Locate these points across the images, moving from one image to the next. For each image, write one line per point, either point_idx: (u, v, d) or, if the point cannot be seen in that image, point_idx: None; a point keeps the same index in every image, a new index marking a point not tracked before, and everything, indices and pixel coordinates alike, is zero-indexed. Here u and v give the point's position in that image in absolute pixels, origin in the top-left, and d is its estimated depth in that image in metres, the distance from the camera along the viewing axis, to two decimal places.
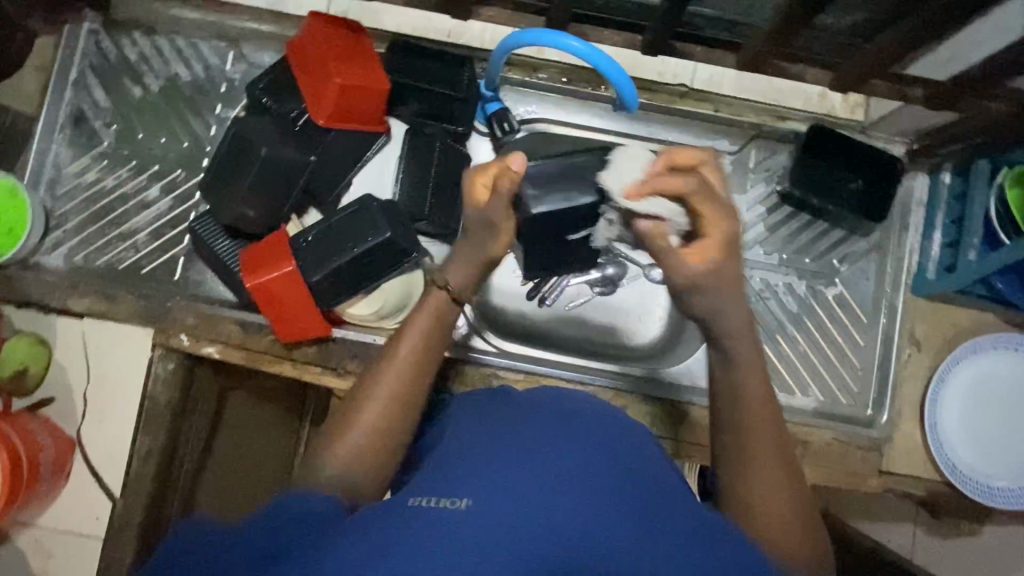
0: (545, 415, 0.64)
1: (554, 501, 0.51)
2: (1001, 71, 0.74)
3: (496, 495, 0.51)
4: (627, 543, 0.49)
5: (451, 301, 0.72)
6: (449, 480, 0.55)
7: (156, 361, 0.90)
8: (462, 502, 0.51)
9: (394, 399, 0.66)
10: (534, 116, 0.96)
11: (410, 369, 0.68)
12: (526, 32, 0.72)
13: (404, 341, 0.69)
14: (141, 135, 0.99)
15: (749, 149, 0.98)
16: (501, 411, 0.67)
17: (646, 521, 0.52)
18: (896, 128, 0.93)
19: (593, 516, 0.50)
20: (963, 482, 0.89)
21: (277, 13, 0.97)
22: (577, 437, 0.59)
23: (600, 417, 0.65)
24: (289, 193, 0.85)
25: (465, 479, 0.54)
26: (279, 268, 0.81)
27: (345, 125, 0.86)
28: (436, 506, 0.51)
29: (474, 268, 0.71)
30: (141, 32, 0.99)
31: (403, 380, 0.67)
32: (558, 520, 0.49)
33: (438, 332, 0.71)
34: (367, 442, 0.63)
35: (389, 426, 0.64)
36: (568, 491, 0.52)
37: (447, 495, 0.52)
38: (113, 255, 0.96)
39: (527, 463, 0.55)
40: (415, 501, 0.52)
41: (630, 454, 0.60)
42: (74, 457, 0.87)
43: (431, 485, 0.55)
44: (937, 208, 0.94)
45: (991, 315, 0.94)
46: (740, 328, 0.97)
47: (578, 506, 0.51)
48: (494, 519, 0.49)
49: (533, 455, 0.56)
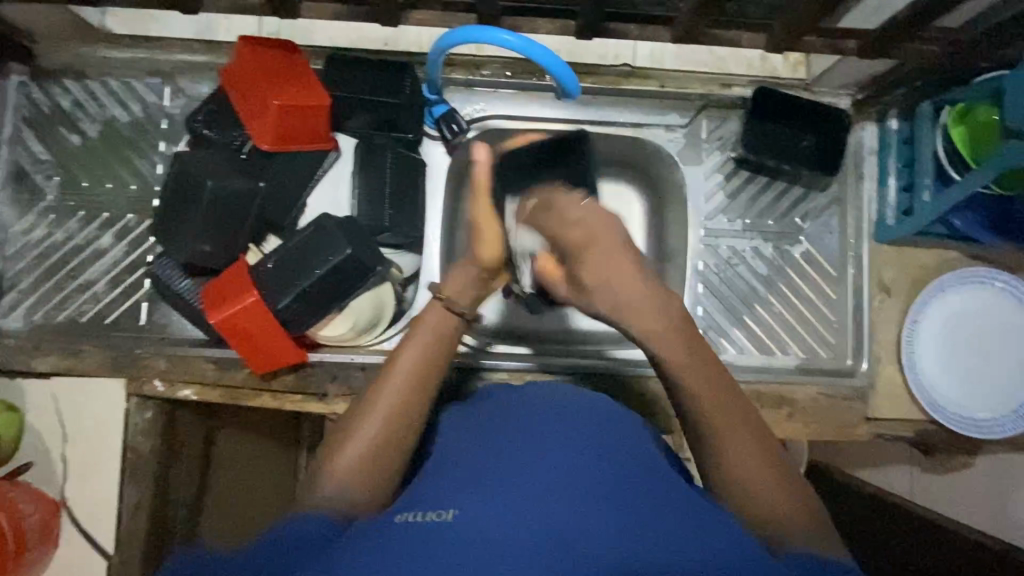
0: (533, 419, 0.62)
1: (542, 500, 0.50)
2: (928, 15, 0.74)
3: (480, 504, 0.50)
4: (617, 534, 0.47)
5: (452, 313, 0.72)
6: (435, 494, 0.53)
7: (133, 411, 0.88)
8: (449, 513, 0.50)
9: (395, 415, 0.64)
10: (483, 113, 0.96)
11: (417, 385, 0.66)
12: (457, 31, 0.72)
13: (405, 356, 0.68)
14: (86, 184, 0.96)
15: (700, 120, 0.98)
16: (493, 418, 0.66)
17: (636, 515, 0.49)
18: (839, 81, 0.95)
19: (581, 511, 0.49)
20: (946, 418, 0.91)
21: (209, 42, 0.95)
22: (565, 435, 0.58)
23: (592, 414, 0.63)
24: (241, 223, 0.82)
25: (449, 492, 0.53)
26: (239, 301, 0.78)
27: (293, 147, 0.84)
28: (421, 521, 0.49)
29: (471, 276, 0.74)
30: (72, 78, 0.96)
31: (403, 394, 0.66)
32: (543, 515, 0.49)
33: (442, 347, 0.70)
34: (364, 457, 0.61)
35: (386, 442, 0.63)
36: (547, 488, 0.51)
37: (433, 508, 0.51)
38: (73, 309, 0.93)
39: (511, 473, 0.54)
40: (401, 516, 0.51)
41: (622, 450, 0.58)
42: (61, 521, 0.84)
43: (418, 501, 0.53)
44: (888, 154, 0.95)
45: (953, 252, 0.96)
46: (713, 298, 0.98)
47: (563, 503, 0.50)
48: (474, 528, 0.48)
49: (515, 462, 0.55)
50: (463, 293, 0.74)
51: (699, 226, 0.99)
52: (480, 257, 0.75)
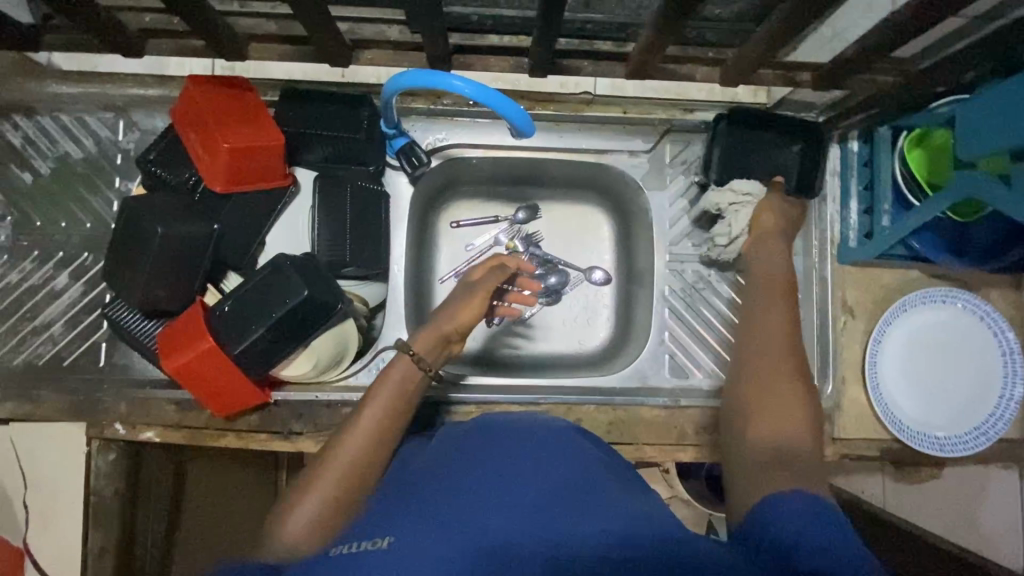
0: (483, 440, 0.62)
1: (479, 517, 0.50)
2: (877, 52, 0.73)
3: (418, 528, 0.50)
4: (549, 549, 0.48)
5: (420, 367, 0.75)
6: (374, 519, 0.54)
7: (95, 454, 0.87)
8: (385, 541, 0.50)
9: (355, 465, 0.65)
10: (445, 142, 0.96)
11: (378, 434, 0.68)
12: (407, 75, 0.71)
13: (372, 406, 0.70)
14: (40, 223, 0.94)
15: (663, 144, 0.98)
16: (445, 439, 0.66)
17: (571, 526, 0.50)
18: (800, 105, 0.95)
19: (519, 530, 0.49)
20: (910, 437, 0.92)
21: (162, 76, 0.93)
22: (507, 453, 0.58)
23: (548, 437, 0.62)
24: (199, 265, 0.81)
25: (389, 516, 0.53)
26: (195, 346, 0.77)
27: (248, 187, 0.83)
28: (357, 551, 0.50)
29: (440, 337, 0.77)
30: (22, 114, 0.94)
31: (367, 443, 0.67)
32: (478, 535, 0.49)
33: (406, 395, 0.73)
34: (321, 512, 0.61)
35: (344, 493, 0.63)
36: (487, 506, 0.51)
37: (368, 536, 0.51)
38: (30, 352, 0.92)
39: (453, 492, 0.54)
40: (339, 548, 0.51)
41: (574, 471, 0.57)
42: (23, 569, 0.84)
43: (359, 529, 0.53)
44: (849, 177, 0.95)
45: (915, 272, 0.97)
46: (680, 322, 0.98)
47: (500, 519, 0.50)
48: (410, 554, 0.48)
49: (459, 480, 0.55)
50: (432, 353, 0.77)
51: (664, 250, 0.99)
52: (457, 320, 0.79)
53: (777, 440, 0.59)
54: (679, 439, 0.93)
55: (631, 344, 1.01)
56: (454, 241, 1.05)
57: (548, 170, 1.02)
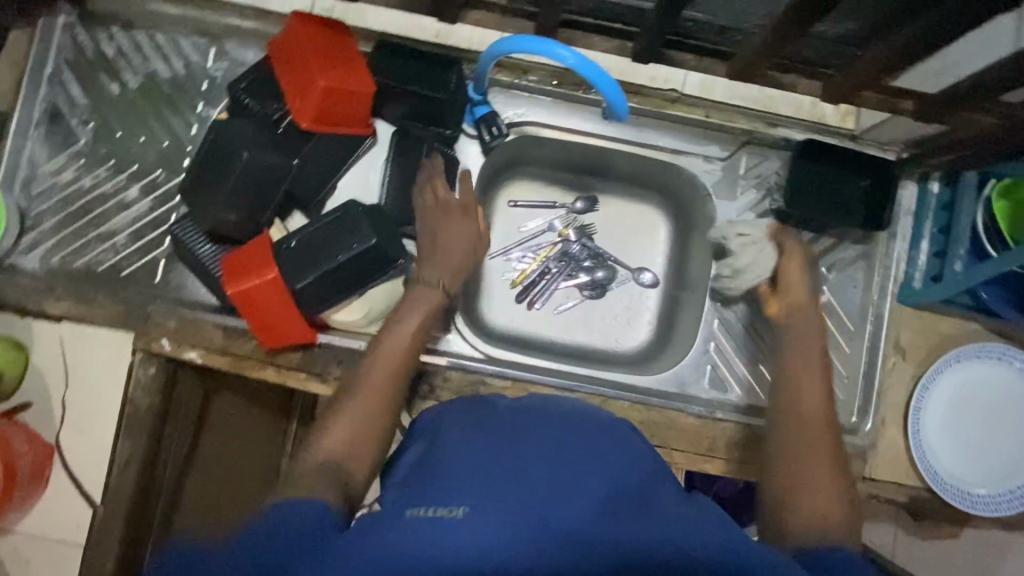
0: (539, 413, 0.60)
1: (555, 497, 0.49)
2: (991, 88, 0.72)
3: (496, 503, 0.49)
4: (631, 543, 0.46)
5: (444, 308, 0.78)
6: (443, 483, 0.52)
7: (136, 366, 0.87)
8: (461, 511, 0.49)
9: (371, 406, 0.65)
10: (523, 118, 0.96)
11: (392, 377, 0.69)
12: (514, 39, 0.71)
13: (386, 352, 0.71)
14: (119, 134, 0.96)
15: (740, 154, 0.97)
16: (496, 402, 0.65)
17: (652, 517, 0.49)
18: (886, 136, 0.94)
19: (598, 514, 0.48)
20: (945, 489, 0.90)
21: (261, 10, 0.95)
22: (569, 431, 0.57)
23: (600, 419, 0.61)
24: (274, 195, 0.82)
25: (462, 483, 0.51)
26: (260, 274, 0.78)
27: (331, 129, 0.84)
28: (435, 517, 0.49)
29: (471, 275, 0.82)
30: (120, 27, 0.96)
31: (383, 385, 0.68)
32: (557, 515, 0.48)
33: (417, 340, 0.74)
34: (341, 448, 0.61)
35: (363, 430, 0.63)
36: (563, 486, 0.50)
37: (443, 503, 0.50)
38: (91, 257, 0.94)
39: (525, 466, 0.52)
40: (412, 511, 0.50)
41: (630, 458, 0.55)
42: (52, 465, 0.84)
43: (428, 492, 0.52)
44: (924, 218, 0.94)
45: (974, 323, 0.95)
46: (726, 335, 0.97)
47: (577, 503, 0.49)
48: (491, 528, 0.47)
49: (529, 454, 0.53)
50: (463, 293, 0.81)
51: None
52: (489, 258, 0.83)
53: (830, 500, 0.59)
54: (708, 451, 0.91)
55: (671, 349, 1.00)
56: (510, 220, 1.04)
57: (617, 162, 1.01)
